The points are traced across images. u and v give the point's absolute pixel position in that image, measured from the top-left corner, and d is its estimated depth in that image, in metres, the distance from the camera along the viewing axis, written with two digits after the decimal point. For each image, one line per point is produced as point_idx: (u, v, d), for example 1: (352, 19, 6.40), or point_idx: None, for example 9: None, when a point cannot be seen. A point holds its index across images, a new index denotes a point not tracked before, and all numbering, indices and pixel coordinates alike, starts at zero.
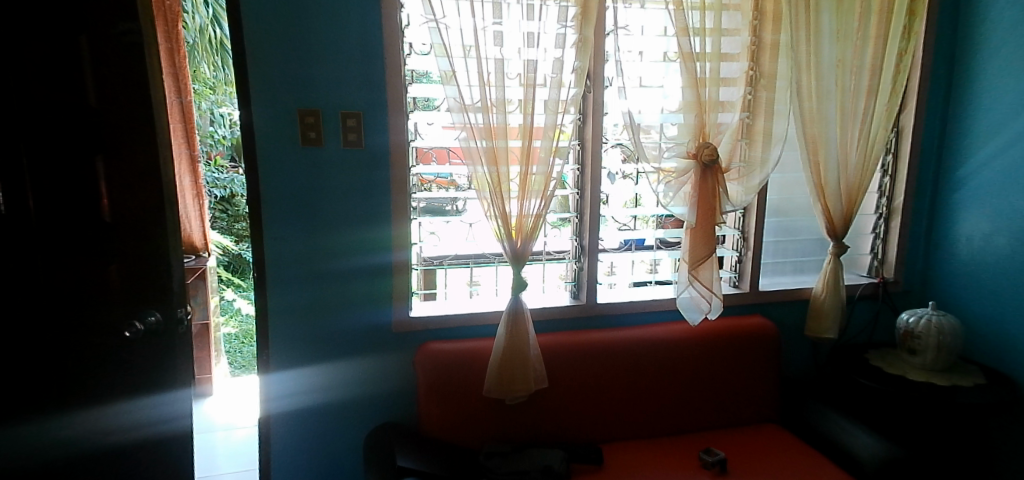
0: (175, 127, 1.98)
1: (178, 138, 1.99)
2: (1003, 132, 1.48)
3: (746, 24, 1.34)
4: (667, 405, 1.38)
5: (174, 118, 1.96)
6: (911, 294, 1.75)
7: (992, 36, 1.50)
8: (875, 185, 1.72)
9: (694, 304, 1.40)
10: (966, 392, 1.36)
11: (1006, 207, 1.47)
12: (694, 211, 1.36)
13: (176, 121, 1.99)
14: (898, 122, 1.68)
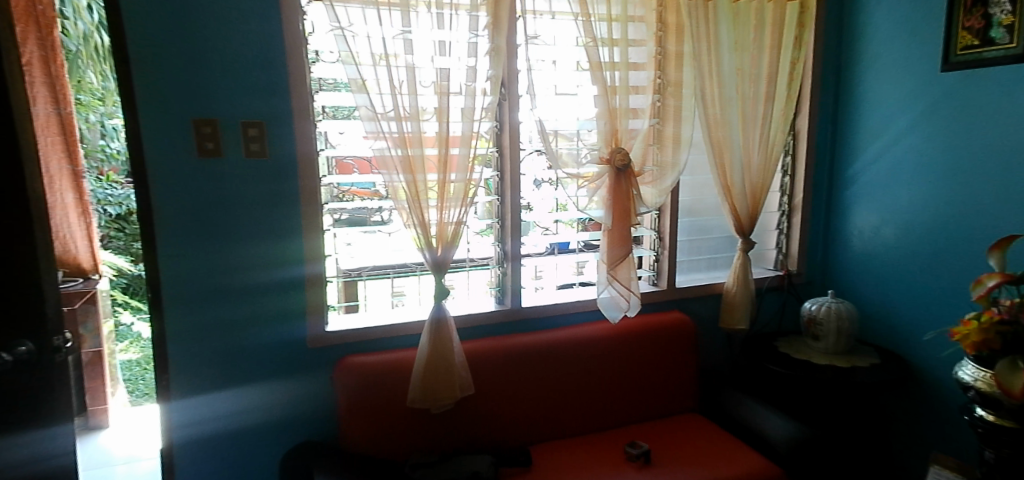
0: (51, 140, 1.81)
1: (58, 152, 1.82)
2: (886, 132, 1.63)
3: (651, 35, 1.41)
4: (593, 403, 1.42)
5: (51, 129, 1.81)
6: (813, 284, 1.90)
7: (872, 47, 1.66)
8: (776, 185, 1.86)
9: (614, 303, 1.44)
10: (864, 372, 1.47)
11: (892, 200, 1.62)
12: (610, 214, 1.41)
13: (53, 133, 1.82)
14: (794, 127, 1.82)
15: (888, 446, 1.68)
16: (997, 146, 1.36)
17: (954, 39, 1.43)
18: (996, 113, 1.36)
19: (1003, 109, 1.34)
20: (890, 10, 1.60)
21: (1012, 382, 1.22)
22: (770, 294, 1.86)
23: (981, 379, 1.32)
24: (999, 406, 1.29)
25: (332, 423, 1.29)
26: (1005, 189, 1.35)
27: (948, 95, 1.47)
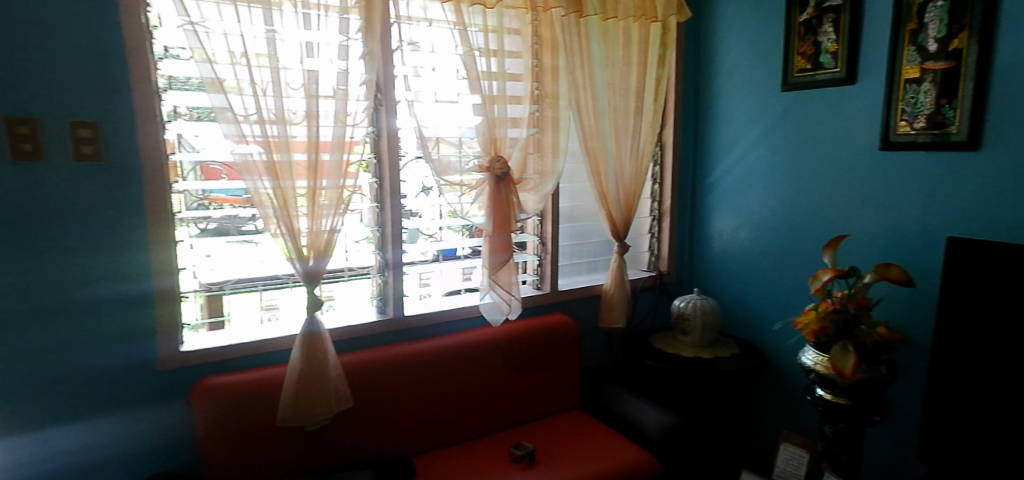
0: None
1: None
2: (739, 145, 1.84)
3: (526, 47, 1.46)
4: (479, 407, 1.43)
5: None
6: (682, 283, 2.06)
7: (725, 68, 1.87)
8: (648, 192, 2.02)
9: (496, 307, 1.50)
10: (725, 361, 1.62)
11: (746, 206, 1.82)
12: (491, 221, 1.46)
13: None
14: (661, 139, 1.98)
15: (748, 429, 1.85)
16: (828, 157, 1.59)
17: (791, 63, 1.66)
18: (827, 128, 1.59)
19: (833, 124, 1.57)
20: (737, 36, 1.82)
21: (844, 363, 1.42)
22: (645, 292, 1.99)
23: (820, 363, 1.51)
24: (835, 386, 1.48)
25: (190, 453, 1.20)
26: (838, 194, 1.58)
27: (789, 110, 1.69)
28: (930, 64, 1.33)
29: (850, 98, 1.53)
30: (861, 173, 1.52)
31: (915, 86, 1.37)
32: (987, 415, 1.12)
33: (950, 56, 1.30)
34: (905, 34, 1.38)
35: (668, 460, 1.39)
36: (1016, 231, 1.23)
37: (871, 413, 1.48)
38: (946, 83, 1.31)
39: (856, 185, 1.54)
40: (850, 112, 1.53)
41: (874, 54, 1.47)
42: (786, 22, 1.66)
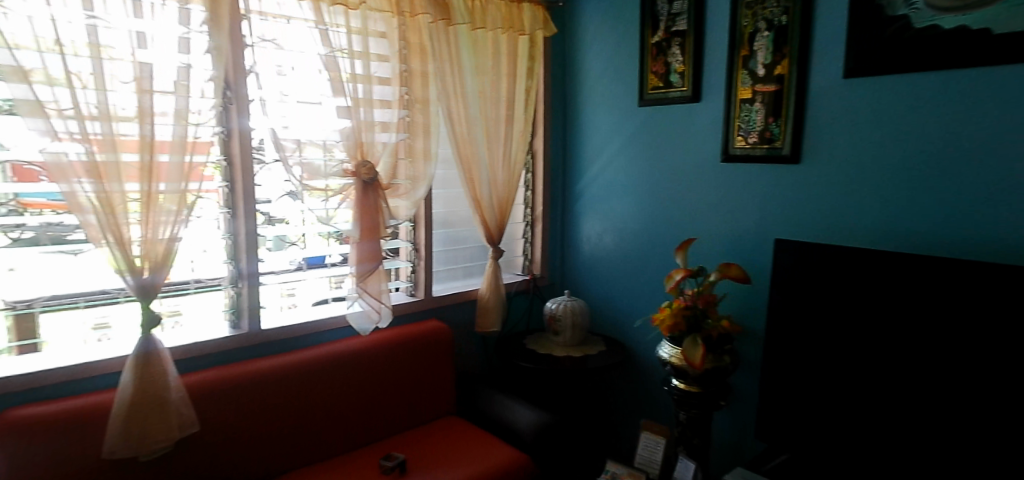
0: None
1: None
2: (603, 154, 1.97)
3: (394, 51, 1.46)
4: (347, 420, 1.39)
5: None
6: (555, 286, 2.16)
7: (589, 82, 2.00)
8: (521, 198, 2.10)
9: (365, 316, 1.47)
10: (595, 359, 1.72)
11: (610, 211, 1.96)
12: (358, 228, 1.44)
13: None
14: (533, 147, 2.10)
15: (614, 421, 1.97)
16: (677, 167, 1.77)
17: (646, 81, 1.81)
18: (677, 140, 1.76)
19: (682, 137, 1.75)
20: (599, 52, 1.95)
21: (694, 354, 1.56)
22: (518, 296, 2.06)
23: (675, 355, 1.66)
24: (687, 375, 1.63)
25: None
26: (687, 201, 1.76)
27: (645, 124, 1.84)
28: (759, 87, 1.54)
29: (696, 114, 1.71)
30: (706, 181, 1.71)
31: (749, 105, 1.56)
32: (806, 390, 1.32)
33: (775, 80, 1.51)
34: (739, 59, 1.58)
35: (541, 456, 1.44)
36: (826, 232, 1.46)
37: (719, 397, 1.65)
38: (772, 104, 1.52)
39: (701, 193, 1.72)
40: (697, 126, 1.71)
41: (714, 76, 1.66)
42: (640, 44, 1.82)
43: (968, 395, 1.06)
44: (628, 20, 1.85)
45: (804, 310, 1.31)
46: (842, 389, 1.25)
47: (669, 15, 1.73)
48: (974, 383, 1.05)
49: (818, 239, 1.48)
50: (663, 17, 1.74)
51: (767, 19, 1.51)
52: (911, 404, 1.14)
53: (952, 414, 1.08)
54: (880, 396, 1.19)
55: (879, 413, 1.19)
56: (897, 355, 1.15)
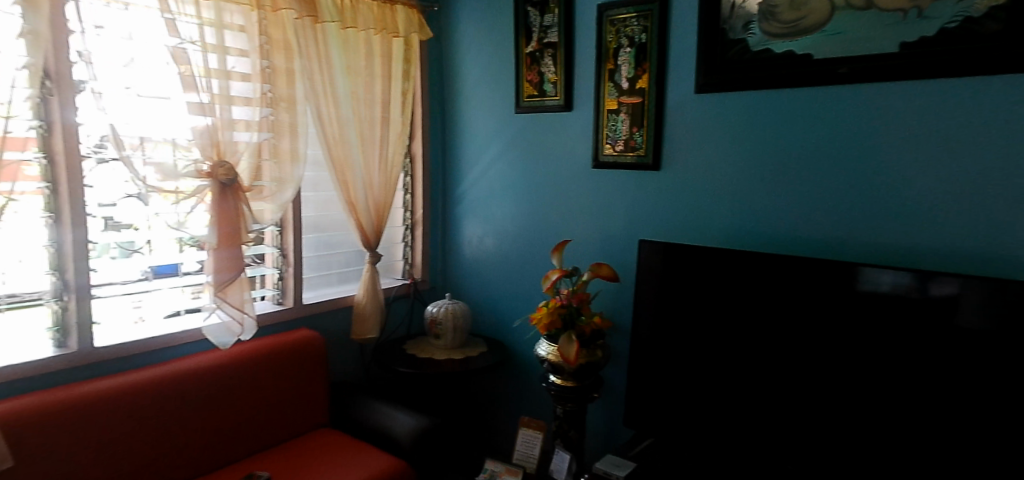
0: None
1: None
2: (481, 158, 2.03)
3: (254, 46, 1.40)
4: (203, 441, 1.33)
5: None
6: (436, 289, 2.20)
7: (465, 88, 2.06)
8: (401, 202, 2.12)
9: (225, 329, 1.40)
10: (476, 359, 1.75)
11: (489, 215, 2.02)
12: (216, 234, 1.35)
13: None
14: (411, 150, 2.12)
15: (492, 419, 2.01)
16: (548, 173, 1.87)
17: (522, 89, 1.89)
18: (550, 147, 1.86)
19: (555, 143, 1.85)
20: (475, 58, 2.01)
21: (569, 350, 1.67)
22: (399, 300, 2.10)
23: (551, 352, 1.74)
24: (562, 371, 1.72)
25: None
26: (558, 206, 1.86)
27: (521, 130, 1.92)
28: (623, 99, 1.67)
29: (567, 122, 1.82)
30: (576, 187, 1.82)
31: (615, 116, 1.69)
32: (669, 378, 1.46)
33: (636, 93, 1.64)
34: (605, 72, 1.71)
35: (414, 458, 1.44)
36: (683, 232, 1.63)
37: (590, 389, 1.76)
38: (634, 116, 1.66)
39: (573, 197, 1.84)
40: (568, 134, 1.82)
41: (584, 87, 1.77)
42: (515, 53, 1.89)
43: (818, 374, 1.22)
44: (502, 29, 1.92)
45: (675, 309, 1.43)
46: (691, 374, 1.42)
47: (541, 27, 1.82)
48: (826, 363, 1.20)
49: (671, 238, 1.65)
50: (536, 28, 1.82)
51: (629, 36, 1.64)
52: (778, 384, 1.29)
53: (807, 388, 1.24)
54: (756, 379, 1.32)
55: (753, 398, 1.33)
56: (769, 343, 1.28)
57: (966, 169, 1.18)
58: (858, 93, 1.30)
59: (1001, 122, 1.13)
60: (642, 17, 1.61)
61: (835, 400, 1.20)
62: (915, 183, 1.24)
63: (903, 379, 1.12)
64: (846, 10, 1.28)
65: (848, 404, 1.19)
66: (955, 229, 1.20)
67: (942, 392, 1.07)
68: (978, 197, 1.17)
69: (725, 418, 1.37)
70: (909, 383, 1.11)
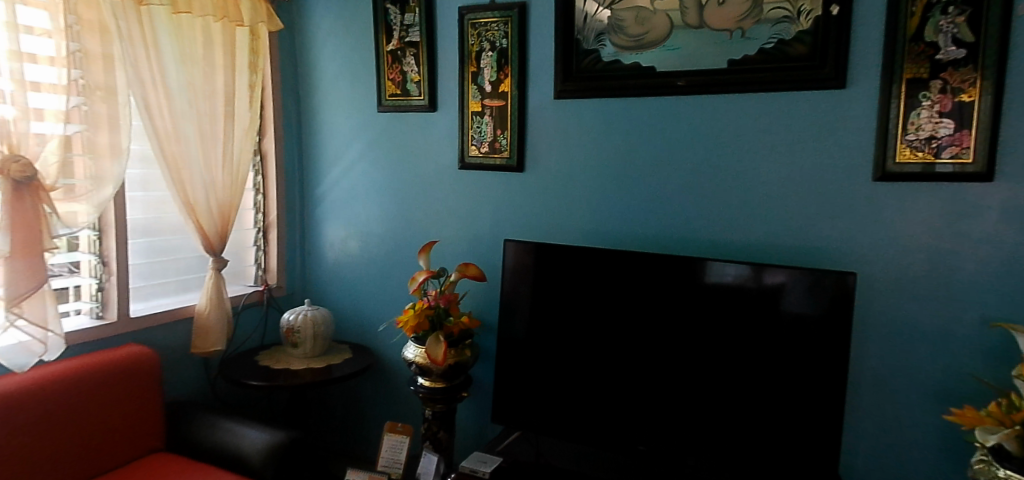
0: None
1: None
2: (345, 156, 2.21)
3: (59, 29, 1.47)
4: (33, 460, 1.41)
5: None
6: (294, 295, 2.36)
7: (322, 87, 2.23)
8: (251, 203, 2.24)
9: (24, 349, 1.46)
10: (340, 367, 1.73)
11: (354, 215, 2.20)
12: (10, 241, 1.38)
13: None
14: (261, 146, 2.23)
15: (355, 429, 2.12)
16: (408, 172, 2.10)
17: (384, 87, 2.08)
18: (414, 148, 2.08)
19: (422, 143, 2.07)
20: (334, 55, 2.19)
21: (435, 352, 1.73)
22: (249, 309, 2.19)
23: (418, 355, 1.79)
24: (431, 372, 1.78)
25: None
26: (421, 206, 2.08)
27: (384, 127, 2.12)
28: (488, 102, 1.95)
29: (433, 121, 2.04)
30: (439, 187, 2.06)
31: (479, 118, 1.96)
32: (557, 352, 1.89)
33: (500, 96, 1.94)
34: (469, 75, 1.96)
35: (260, 473, 1.56)
36: (536, 234, 1.99)
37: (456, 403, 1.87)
38: (499, 118, 1.95)
39: (442, 193, 2.06)
40: (433, 133, 2.04)
41: (447, 90, 2.01)
42: (376, 51, 2.08)
43: (682, 346, 1.71)
44: (367, 36, 2.11)
45: (574, 298, 1.86)
46: (591, 350, 1.83)
47: (402, 26, 2.03)
48: (687, 339, 1.70)
49: (532, 239, 1.99)
50: (397, 27, 2.03)
51: (490, 40, 1.92)
52: (653, 356, 1.75)
53: (671, 356, 1.72)
54: (637, 353, 1.77)
55: (631, 366, 1.78)
56: (650, 326, 1.75)
57: (806, 167, 1.74)
58: (694, 119, 1.83)
59: (821, 132, 1.72)
60: (503, 25, 1.91)
61: (688, 364, 1.70)
62: (759, 177, 1.79)
63: (738, 347, 1.63)
64: (683, 30, 1.79)
65: (695, 366, 1.69)
66: (753, 228, 1.81)
67: (760, 353, 1.61)
68: (768, 200, 1.79)
69: (617, 384, 1.80)
70: (741, 349, 1.63)
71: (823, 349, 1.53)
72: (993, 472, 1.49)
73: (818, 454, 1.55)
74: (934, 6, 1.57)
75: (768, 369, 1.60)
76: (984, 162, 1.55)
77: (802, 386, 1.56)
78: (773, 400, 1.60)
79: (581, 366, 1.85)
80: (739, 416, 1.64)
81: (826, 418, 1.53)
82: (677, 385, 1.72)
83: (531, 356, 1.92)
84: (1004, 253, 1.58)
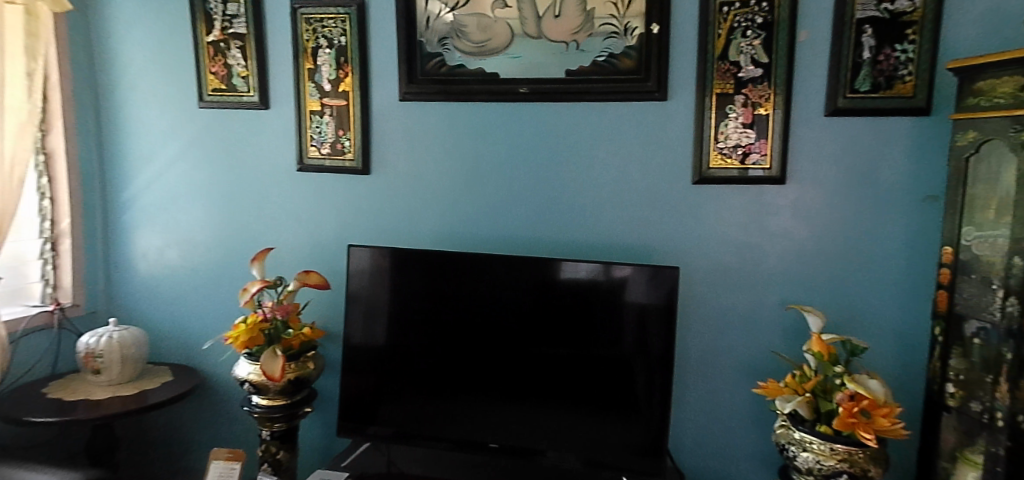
0: None
1: None
2: (157, 157, 2.04)
3: None
4: None
5: None
6: (98, 314, 2.15)
7: (127, 79, 2.03)
8: (38, 210, 2.00)
9: None
10: (157, 391, 1.62)
11: (169, 222, 2.06)
12: None
13: None
14: (45, 144, 1.98)
15: (182, 453, 2.08)
16: (229, 175, 2.00)
17: (206, 80, 1.96)
18: (244, 148, 1.98)
19: (250, 143, 1.97)
20: (139, 44, 2.01)
21: (273, 368, 1.61)
22: (33, 334, 1.94)
23: (254, 373, 1.66)
24: (268, 390, 1.67)
25: None
26: (254, 211, 2.00)
27: (206, 124, 1.99)
28: (327, 101, 1.90)
29: (265, 120, 1.95)
30: (274, 190, 1.98)
31: (319, 117, 1.91)
32: (405, 359, 1.87)
33: (340, 96, 1.89)
34: (306, 72, 1.90)
35: None
36: (382, 239, 1.98)
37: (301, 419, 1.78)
38: (340, 118, 1.91)
39: (272, 197, 1.99)
40: (264, 133, 1.96)
41: (280, 88, 1.93)
42: (194, 42, 1.95)
43: (522, 343, 1.78)
44: (184, 25, 1.96)
45: (420, 303, 1.85)
46: (443, 353, 1.84)
47: (224, 16, 1.91)
48: (527, 337, 1.78)
49: (379, 243, 1.95)
50: (218, 17, 1.91)
51: (327, 37, 1.87)
52: (495, 354, 1.80)
53: (513, 354, 1.79)
54: (482, 353, 1.81)
55: (476, 366, 1.82)
56: (493, 327, 1.80)
57: (631, 172, 1.89)
58: (537, 124, 1.90)
59: (646, 140, 1.87)
60: (341, 22, 1.86)
61: (527, 360, 1.78)
62: (594, 181, 1.90)
63: (571, 340, 1.74)
64: (522, 38, 1.85)
65: (534, 361, 1.78)
66: (590, 228, 1.92)
67: (591, 344, 1.73)
68: (603, 201, 1.91)
69: (467, 387, 1.83)
70: (573, 342, 1.74)
71: (659, 337, 1.67)
72: (791, 434, 1.71)
73: (633, 428, 1.72)
74: (735, 30, 1.78)
75: (596, 357, 1.73)
76: (780, 168, 1.80)
77: (640, 372, 1.70)
78: (599, 384, 1.73)
79: (439, 368, 1.84)
80: (587, 406, 1.75)
81: (634, 399, 1.71)
82: (529, 381, 1.78)
83: (388, 362, 1.88)
84: (796, 246, 1.85)
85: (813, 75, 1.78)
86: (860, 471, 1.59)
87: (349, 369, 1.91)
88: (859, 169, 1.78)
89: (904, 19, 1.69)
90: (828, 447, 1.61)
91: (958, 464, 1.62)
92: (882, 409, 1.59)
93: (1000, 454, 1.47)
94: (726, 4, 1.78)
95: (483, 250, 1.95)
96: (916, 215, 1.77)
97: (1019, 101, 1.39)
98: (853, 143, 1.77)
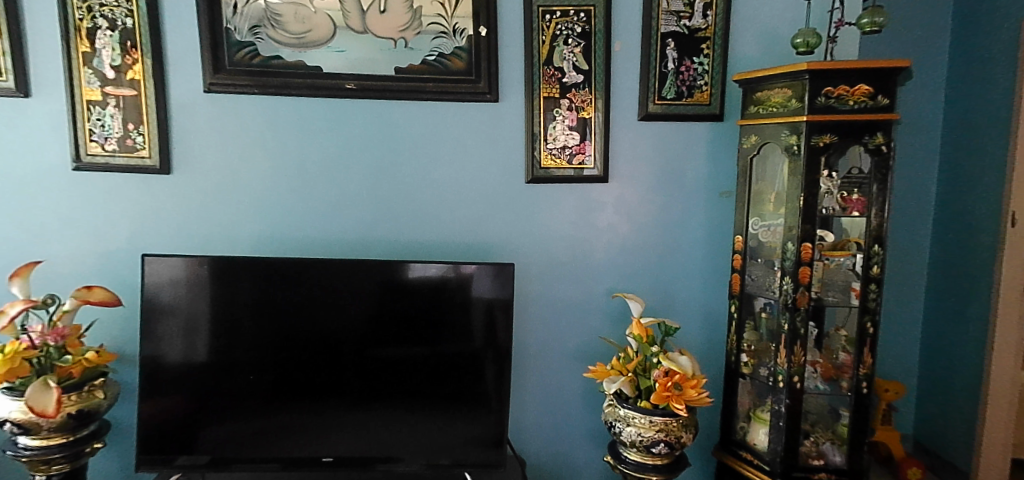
0: None
1: None
2: None
3: None
4: None
5: None
6: None
7: None
8: None
9: None
10: None
11: None
12: None
13: None
14: None
15: None
16: None
17: None
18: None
19: (5, 136, 1.67)
20: None
21: (46, 403, 1.36)
22: None
23: (19, 410, 1.40)
24: (40, 429, 1.42)
25: None
26: (16, 217, 1.70)
27: None
28: (109, 90, 1.67)
29: (27, 110, 1.67)
30: (44, 192, 1.70)
31: (99, 108, 1.67)
32: (227, 376, 1.70)
33: (130, 85, 1.67)
34: (81, 56, 1.65)
35: None
36: (191, 245, 1.79)
37: (89, 457, 1.55)
38: (131, 110, 1.68)
39: (42, 200, 1.71)
40: (26, 124, 1.67)
41: (45, 73, 1.66)
42: None
43: (359, 349, 1.71)
44: None
45: (241, 315, 1.68)
46: (271, 366, 1.70)
47: None
48: (365, 342, 1.71)
49: (185, 251, 1.77)
50: None
51: (108, 18, 1.64)
52: (330, 363, 1.71)
53: (349, 361, 1.72)
54: (315, 363, 1.71)
55: (309, 378, 1.71)
56: (327, 334, 1.70)
57: (464, 172, 1.91)
58: (368, 122, 1.84)
59: (478, 140, 1.90)
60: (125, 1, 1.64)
61: (365, 366, 1.72)
62: (429, 180, 1.89)
63: (411, 341, 1.72)
64: (346, 32, 1.77)
65: (372, 367, 1.72)
66: (426, 228, 1.91)
67: (431, 343, 1.72)
68: (437, 200, 1.91)
69: (299, 400, 1.72)
70: (413, 343, 1.72)
71: (505, 330, 1.72)
72: (617, 411, 1.84)
73: (473, 422, 1.75)
74: (558, 37, 1.87)
75: (436, 356, 1.72)
76: (602, 167, 1.94)
77: (486, 366, 1.73)
78: (440, 383, 1.73)
79: (271, 381, 1.71)
80: (435, 405, 1.74)
81: (473, 393, 1.74)
82: (367, 387, 1.73)
83: (205, 382, 1.69)
84: (619, 239, 2.00)
85: (626, 82, 1.93)
86: (674, 438, 1.76)
87: (158, 393, 1.68)
88: (665, 168, 1.98)
89: (698, 35, 1.91)
90: (647, 420, 1.76)
91: (752, 422, 1.88)
92: (691, 381, 1.76)
93: (782, 411, 1.72)
94: (548, 12, 1.86)
95: (312, 254, 1.85)
96: (714, 208, 2.01)
97: (787, 110, 1.64)
98: (661, 145, 1.97)
